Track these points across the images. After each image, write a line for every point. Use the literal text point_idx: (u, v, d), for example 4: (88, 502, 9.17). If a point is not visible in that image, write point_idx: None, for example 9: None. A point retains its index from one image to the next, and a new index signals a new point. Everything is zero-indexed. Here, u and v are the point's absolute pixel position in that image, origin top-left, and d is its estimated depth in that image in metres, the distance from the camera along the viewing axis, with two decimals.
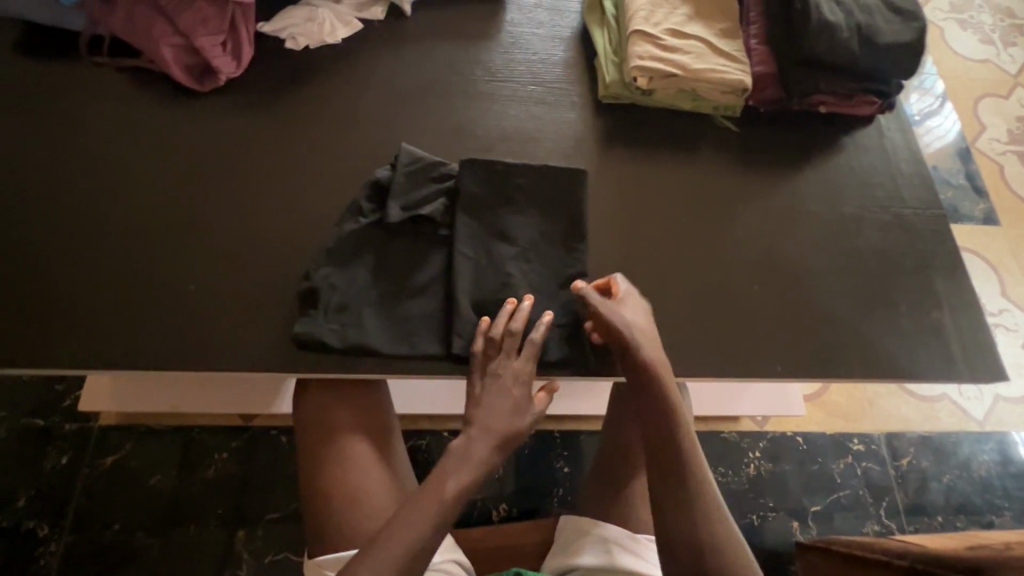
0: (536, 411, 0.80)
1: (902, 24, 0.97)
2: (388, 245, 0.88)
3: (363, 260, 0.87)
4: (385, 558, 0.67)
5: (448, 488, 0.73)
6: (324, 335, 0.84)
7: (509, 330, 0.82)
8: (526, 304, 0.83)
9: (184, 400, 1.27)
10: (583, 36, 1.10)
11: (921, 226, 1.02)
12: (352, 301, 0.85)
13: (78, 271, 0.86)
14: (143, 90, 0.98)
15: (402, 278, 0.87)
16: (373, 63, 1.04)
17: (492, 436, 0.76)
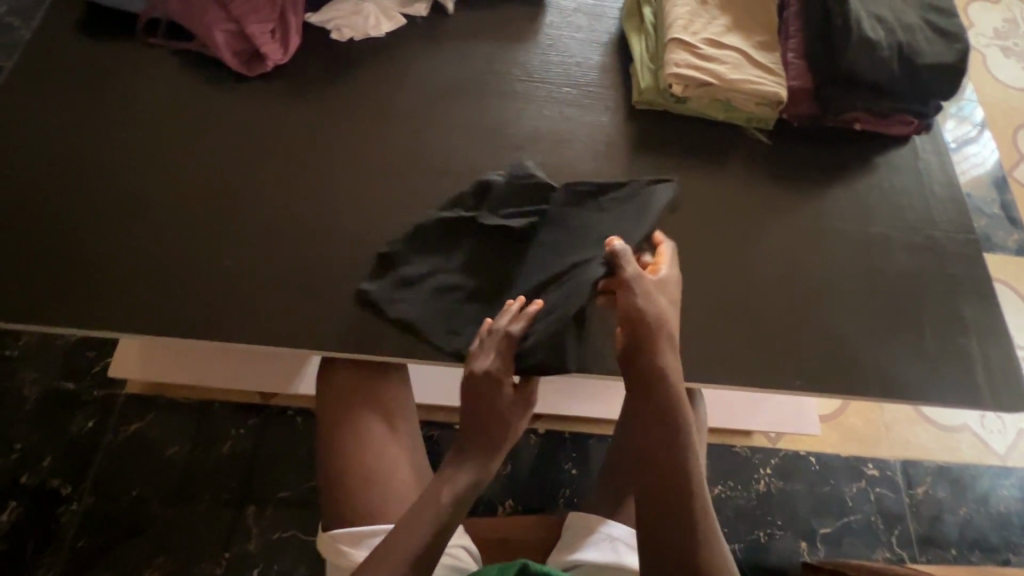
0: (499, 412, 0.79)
1: (945, 46, 0.97)
2: (470, 243, 0.92)
3: (448, 248, 0.92)
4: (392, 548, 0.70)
5: (445, 494, 0.76)
6: (389, 303, 0.89)
7: (500, 329, 0.82)
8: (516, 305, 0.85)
9: (224, 375, 1.31)
10: (619, 42, 1.12)
11: (952, 250, 1.01)
12: (426, 283, 0.90)
13: (123, 241, 0.90)
14: (194, 72, 1.02)
15: (471, 273, 0.91)
16: (414, 58, 1.07)
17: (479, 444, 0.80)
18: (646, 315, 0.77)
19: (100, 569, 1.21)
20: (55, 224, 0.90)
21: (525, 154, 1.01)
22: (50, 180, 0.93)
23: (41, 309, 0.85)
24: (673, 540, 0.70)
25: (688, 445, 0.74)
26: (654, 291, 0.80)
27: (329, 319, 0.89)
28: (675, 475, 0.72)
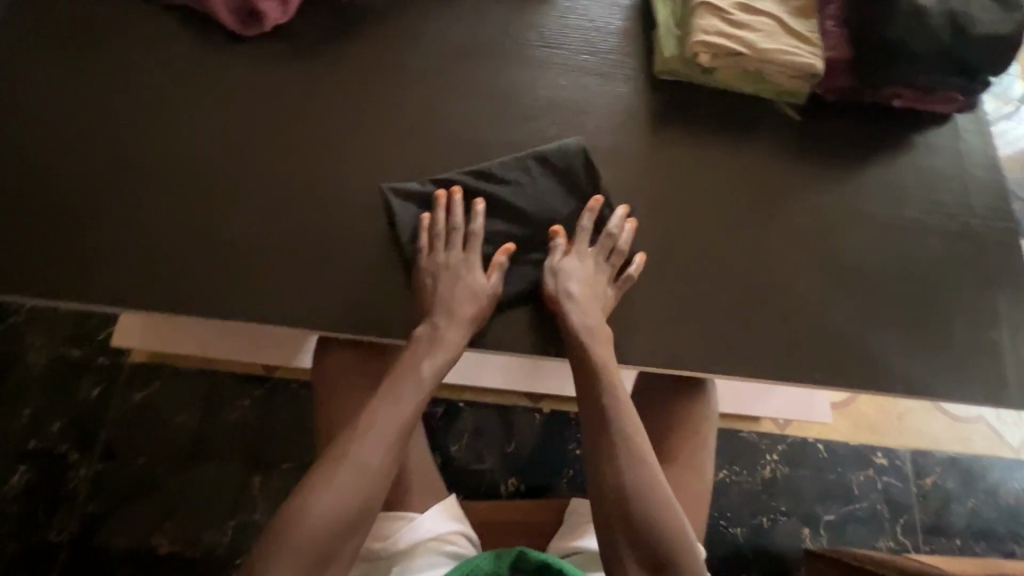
0: (404, 389, 0.74)
1: (1002, 14, 0.88)
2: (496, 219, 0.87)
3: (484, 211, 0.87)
4: (326, 502, 0.65)
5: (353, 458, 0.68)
6: (404, 228, 0.88)
7: (453, 213, 0.85)
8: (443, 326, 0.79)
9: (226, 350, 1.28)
10: (643, 5, 1.04)
11: (989, 238, 0.95)
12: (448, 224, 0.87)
13: (120, 211, 0.87)
14: (189, 31, 0.96)
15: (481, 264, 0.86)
16: (422, 19, 1.00)
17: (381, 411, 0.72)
18: (557, 288, 0.83)
19: (108, 533, 1.23)
20: (48, 192, 0.87)
21: (539, 128, 0.95)
22: (40, 144, 0.88)
23: (37, 280, 0.83)
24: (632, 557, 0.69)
25: (643, 464, 0.71)
26: (586, 271, 0.84)
27: (331, 297, 0.86)
28: (617, 465, 0.71)
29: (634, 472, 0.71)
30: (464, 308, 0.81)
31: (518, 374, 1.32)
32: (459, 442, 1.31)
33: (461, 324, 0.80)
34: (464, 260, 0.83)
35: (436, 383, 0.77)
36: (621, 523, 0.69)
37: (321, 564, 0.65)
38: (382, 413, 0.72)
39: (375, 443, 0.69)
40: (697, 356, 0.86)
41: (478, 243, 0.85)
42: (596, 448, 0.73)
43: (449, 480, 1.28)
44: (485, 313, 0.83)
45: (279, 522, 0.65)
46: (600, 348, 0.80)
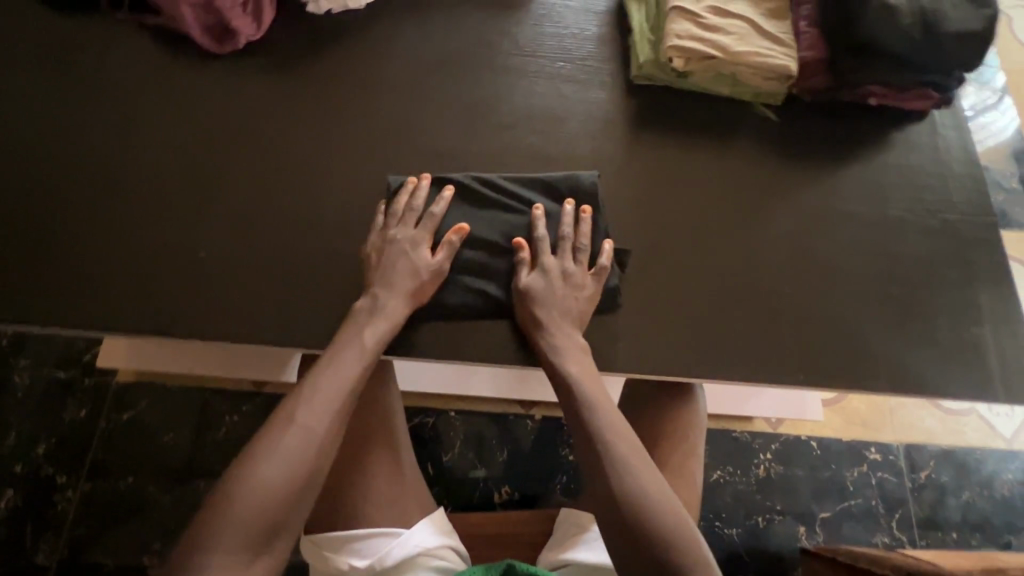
0: (343, 351, 0.75)
1: (972, 11, 0.89)
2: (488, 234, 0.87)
3: (485, 224, 0.88)
4: (270, 462, 0.65)
5: (297, 419, 0.68)
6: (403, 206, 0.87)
7: (415, 197, 0.86)
8: (381, 294, 0.80)
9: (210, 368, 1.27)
10: (617, 10, 1.04)
11: (969, 233, 0.96)
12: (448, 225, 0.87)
13: (95, 233, 0.86)
14: (163, 49, 0.96)
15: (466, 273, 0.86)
16: (398, 31, 1.00)
17: (320, 373, 0.73)
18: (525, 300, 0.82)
19: (98, 556, 1.22)
20: (22, 216, 0.86)
21: (516, 137, 0.95)
22: (13, 168, 0.88)
23: (11, 305, 0.82)
24: (621, 539, 0.66)
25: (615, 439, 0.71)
26: (551, 287, 0.82)
27: (312, 314, 0.86)
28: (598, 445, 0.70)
29: (631, 481, 0.68)
30: (401, 283, 0.81)
31: (508, 381, 1.31)
32: (450, 452, 1.30)
33: (401, 295, 0.81)
34: (416, 236, 0.84)
35: (380, 351, 0.78)
36: (628, 532, 0.66)
37: (269, 534, 0.63)
38: (325, 376, 0.72)
39: (321, 407, 0.70)
40: (680, 361, 0.86)
41: (435, 223, 0.85)
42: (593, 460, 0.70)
43: (442, 491, 1.28)
44: (426, 288, 0.82)
45: (224, 492, 0.63)
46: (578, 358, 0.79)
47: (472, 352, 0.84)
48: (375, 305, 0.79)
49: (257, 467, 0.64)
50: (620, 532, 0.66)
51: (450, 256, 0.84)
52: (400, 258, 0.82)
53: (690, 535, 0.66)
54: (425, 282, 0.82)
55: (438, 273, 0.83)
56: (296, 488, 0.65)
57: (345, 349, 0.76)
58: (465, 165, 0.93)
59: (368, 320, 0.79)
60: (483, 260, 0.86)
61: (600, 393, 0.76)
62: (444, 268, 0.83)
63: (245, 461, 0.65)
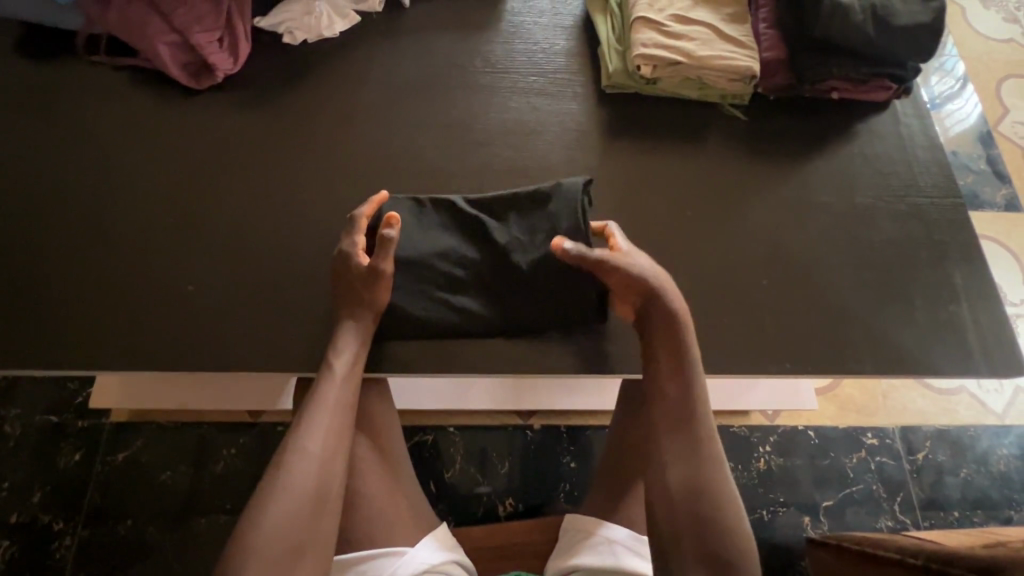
0: (329, 375, 0.76)
1: (920, 4, 0.93)
2: (475, 251, 0.87)
3: (468, 241, 0.88)
4: (281, 494, 0.65)
5: (298, 448, 0.69)
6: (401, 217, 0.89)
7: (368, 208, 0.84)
8: (347, 330, 0.80)
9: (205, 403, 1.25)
10: (585, 24, 1.07)
11: (938, 215, 0.99)
12: (435, 242, 0.88)
13: (84, 274, 0.87)
14: (141, 89, 0.97)
15: (454, 294, 0.87)
16: (373, 56, 1.02)
17: (310, 401, 0.73)
18: (622, 280, 0.80)
19: None
20: (9, 261, 0.86)
21: (496, 152, 0.97)
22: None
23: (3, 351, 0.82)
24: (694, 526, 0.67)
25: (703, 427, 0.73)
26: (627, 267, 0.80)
27: (304, 339, 0.86)
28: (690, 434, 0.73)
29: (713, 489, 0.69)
30: (360, 308, 0.81)
31: (505, 393, 1.31)
32: (452, 468, 1.30)
33: (356, 325, 0.80)
34: (349, 247, 0.82)
35: (359, 370, 0.79)
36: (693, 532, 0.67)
37: (293, 561, 0.64)
38: (315, 403, 0.73)
39: (317, 431, 0.71)
40: None
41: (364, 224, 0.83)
42: (672, 458, 0.72)
43: (446, 507, 1.28)
44: (377, 295, 0.81)
45: (238, 529, 0.63)
46: (669, 356, 0.78)
47: (465, 365, 0.86)
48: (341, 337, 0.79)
49: (268, 500, 0.65)
50: (687, 514, 0.68)
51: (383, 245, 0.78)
52: (350, 279, 0.81)
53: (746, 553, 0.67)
54: (367, 290, 0.80)
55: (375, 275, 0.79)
56: (312, 510, 0.66)
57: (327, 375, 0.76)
58: (447, 183, 0.95)
59: (344, 345, 0.79)
60: (468, 278, 0.87)
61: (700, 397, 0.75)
62: (378, 266, 0.79)
63: (258, 495, 0.65)
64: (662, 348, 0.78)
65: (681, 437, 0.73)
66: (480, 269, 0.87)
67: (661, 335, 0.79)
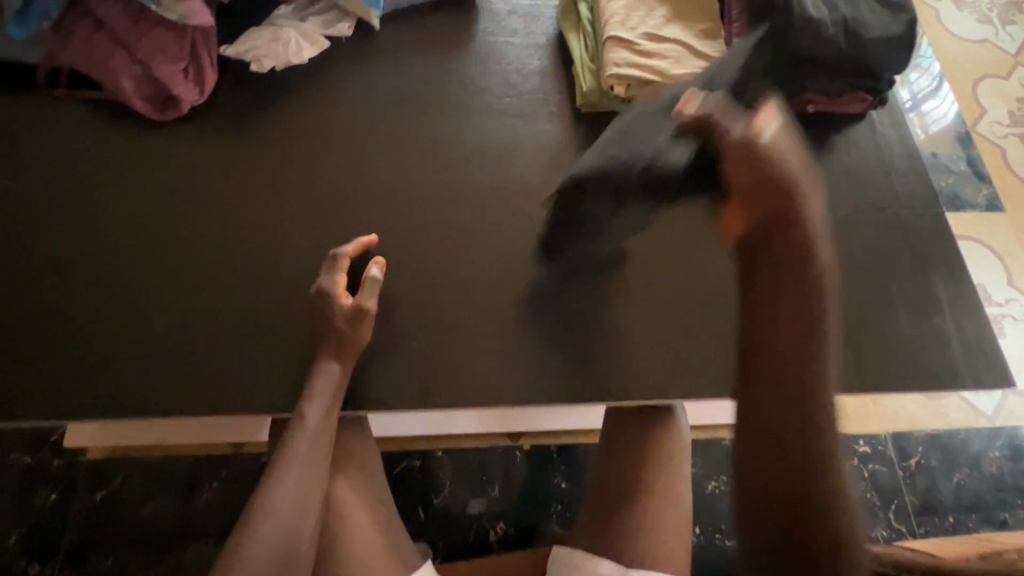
0: (306, 418, 0.73)
1: (891, 17, 0.92)
2: (629, 189, 0.89)
3: (618, 187, 0.88)
4: (248, 553, 0.64)
5: (268, 502, 0.67)
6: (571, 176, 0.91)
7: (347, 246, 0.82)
8: (328, 370, 0.76)
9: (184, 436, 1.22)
10: (558, 42, 1.06)
11: (919, 224, 0.98)
12: (588, 185, 0.90)
13: (49, 316, 0.84)
14: (105, 122, 0.94)
15: (573, 245, 0.90)
16: (344, 81, 1.01)
17: (285, 449, 0.71)
18: (754, 174, 0.65)
19: None
20: None
21: (472, 175, 0.96)
22: None
23: None
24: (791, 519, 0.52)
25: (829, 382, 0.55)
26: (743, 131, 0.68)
27: (278, 375, 0.84)
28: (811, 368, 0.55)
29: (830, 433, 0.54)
30: (342, 349, 0.77)
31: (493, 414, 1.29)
32: (442, 492, 1.28)
33: (340, 364, 0.76)
34: (330, 287, 0.79)
35: (337, 410, 0.76)
36: (792, 492, 0.53)
37: None
38: (288, 451, 0.71)
39: (288, 483, 0.69)
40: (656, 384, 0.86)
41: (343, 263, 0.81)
42: (796, 392, 0.55)
43: (437, 532, 1.25)
44: (360, 333, 0.78)
45: None
46: (790, 264, 0.60)
47: (444, 396, 0.83)
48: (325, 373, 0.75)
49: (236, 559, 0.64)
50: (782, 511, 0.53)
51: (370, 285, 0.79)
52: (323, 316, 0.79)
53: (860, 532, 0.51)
54: (352, 332, 0.77)
55: (360, 314, 0.77)
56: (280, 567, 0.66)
57: (304, 420, 0.73)
58: (423, 208, 0.93)
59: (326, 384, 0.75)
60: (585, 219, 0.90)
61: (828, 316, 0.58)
62: (365, 306, 0.77)
63: (227, 553, 0.65)
64: (781, 259, 0.61)
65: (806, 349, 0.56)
66: (605, 207, 0.89)
67: (778, 236, 0.62)
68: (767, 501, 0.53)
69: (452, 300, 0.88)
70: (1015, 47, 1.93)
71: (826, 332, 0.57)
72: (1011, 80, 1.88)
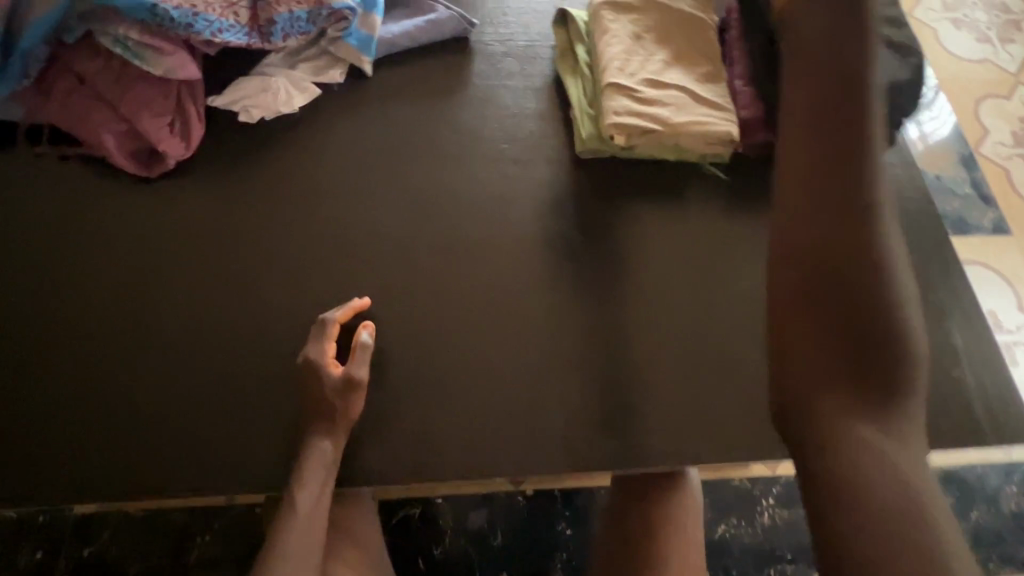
0: (297, 506, 0.71)
1: (898, 60, 0.90)
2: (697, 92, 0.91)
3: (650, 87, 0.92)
4: None
5: None
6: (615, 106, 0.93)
7: (338, 314, 0.81)
8: (319, 448, 0.74)
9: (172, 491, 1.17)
10: (555, 86, 1.04)
11: (930, 271, 0.95)
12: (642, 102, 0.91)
13: (29, 388, 0.80)
14: (88, 179, 0.91)
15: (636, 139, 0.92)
16: (335, 130, 0.98)
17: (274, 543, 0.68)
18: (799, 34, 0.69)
19: None
20: None
21: (468, 228, 0.92)
22: None
23: None
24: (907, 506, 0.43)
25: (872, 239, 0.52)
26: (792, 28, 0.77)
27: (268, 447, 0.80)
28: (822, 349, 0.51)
29: (883, 263, 0.51)
30: (335, 424, 0.75)
31: None
32: (442, 542, 1.23)
33: (332, 440, 0.75)
34: (318, 356, 0.77)
35: (327, 493, 0.74)
36: (844, 351, 0.50)
37: None
38: (278, 543, 0.68)
39: None
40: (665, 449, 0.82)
41: (331, 333, 0.80)
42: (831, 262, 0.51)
43: None
44: (353, 407, 0.77)
45: None
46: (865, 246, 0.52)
47: (444, 466, 0.80)
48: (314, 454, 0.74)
49: None
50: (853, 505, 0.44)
51: (356, 359, 0.78)
52: (318, 388, 0.75)
53: (928, 350, 0.51)
54: (342, 406, 0.76)
55: (352, 388, 0.76)
56: None
57: (295, 508, 0.71)
58: (417, 264, 0.89)
59: (318, 463, 0.74)
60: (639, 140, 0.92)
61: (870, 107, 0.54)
62: (355, 374, 0.76)
63: None
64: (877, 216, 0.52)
65: (866, 212, 0.51)
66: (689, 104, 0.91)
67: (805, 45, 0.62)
68: (831, 358, 0.50)
69: (450, 363, 0.84)
70: (1015, 65, 1.89)
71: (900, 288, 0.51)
72: (1013, 99, 1.84)
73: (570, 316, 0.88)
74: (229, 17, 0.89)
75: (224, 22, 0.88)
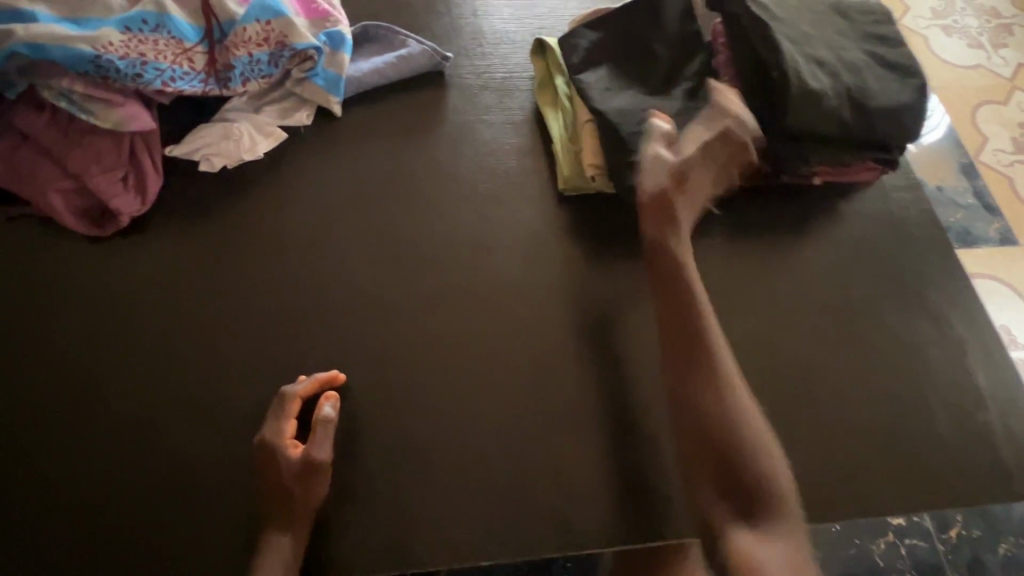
0: None
1: (897, 82, 0.85)
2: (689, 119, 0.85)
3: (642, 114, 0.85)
4: None
5: None
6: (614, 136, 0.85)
7: (300, 386, 0.75)
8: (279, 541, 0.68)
9: None
10: (536, 118, 0.99)
11: (944, 303, 0.88)
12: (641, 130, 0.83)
13: None
14: (38, 238, 0.85)
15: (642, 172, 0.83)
16: (302, 176, 0.92)
17: None
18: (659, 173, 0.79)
19: None
20: None
21: (445, 276, 0.86)
22: None
23: None
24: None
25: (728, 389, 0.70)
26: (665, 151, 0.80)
27: (228, 532, 0.72)
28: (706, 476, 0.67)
29: (740, 421, 0.68)
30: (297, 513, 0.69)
31: None
32: None
33: (295, 529, 0.69)
34: (274, 438, 0.72)
35: None
36: (729, 496, 0.65)
37: None
38: None
39: None
40: (667, 515, 0.74)
41: (293, 408, 0.74)
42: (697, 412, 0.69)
43: None
44: (317, 489, 0.70)
45: None
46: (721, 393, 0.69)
47: (423, 545, 0.72)
48: (273, 547, 0.67)
49: None
50: None
51: (321, 431, 0.72)
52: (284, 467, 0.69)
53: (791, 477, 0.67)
54: (305, 488, 0.70)
55: (316, 466, 0.70)
56: None
57: None
58: (392, 317, 0.83)
59: (277, 558, 0.67)
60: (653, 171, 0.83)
61: (706, 303, 0.75)
62: (314, 457, 0.70)
63: None
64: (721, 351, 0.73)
65: (707, 388, 0.70)
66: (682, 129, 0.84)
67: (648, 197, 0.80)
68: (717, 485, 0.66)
69: (429, 427, 0.77)
70: (1010, 70, 1.84)
71: (755, 428, 0.68)
72: (1011, 105, 1.79)
73: (558, 368, 0.81)
74: (183, 64, 0.84)
75: (177, 70, 0.84)
